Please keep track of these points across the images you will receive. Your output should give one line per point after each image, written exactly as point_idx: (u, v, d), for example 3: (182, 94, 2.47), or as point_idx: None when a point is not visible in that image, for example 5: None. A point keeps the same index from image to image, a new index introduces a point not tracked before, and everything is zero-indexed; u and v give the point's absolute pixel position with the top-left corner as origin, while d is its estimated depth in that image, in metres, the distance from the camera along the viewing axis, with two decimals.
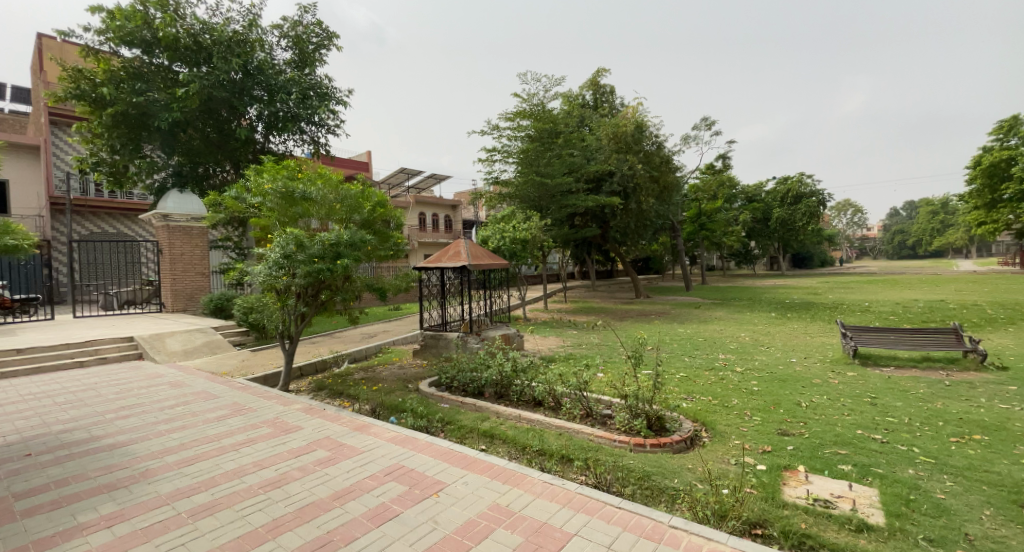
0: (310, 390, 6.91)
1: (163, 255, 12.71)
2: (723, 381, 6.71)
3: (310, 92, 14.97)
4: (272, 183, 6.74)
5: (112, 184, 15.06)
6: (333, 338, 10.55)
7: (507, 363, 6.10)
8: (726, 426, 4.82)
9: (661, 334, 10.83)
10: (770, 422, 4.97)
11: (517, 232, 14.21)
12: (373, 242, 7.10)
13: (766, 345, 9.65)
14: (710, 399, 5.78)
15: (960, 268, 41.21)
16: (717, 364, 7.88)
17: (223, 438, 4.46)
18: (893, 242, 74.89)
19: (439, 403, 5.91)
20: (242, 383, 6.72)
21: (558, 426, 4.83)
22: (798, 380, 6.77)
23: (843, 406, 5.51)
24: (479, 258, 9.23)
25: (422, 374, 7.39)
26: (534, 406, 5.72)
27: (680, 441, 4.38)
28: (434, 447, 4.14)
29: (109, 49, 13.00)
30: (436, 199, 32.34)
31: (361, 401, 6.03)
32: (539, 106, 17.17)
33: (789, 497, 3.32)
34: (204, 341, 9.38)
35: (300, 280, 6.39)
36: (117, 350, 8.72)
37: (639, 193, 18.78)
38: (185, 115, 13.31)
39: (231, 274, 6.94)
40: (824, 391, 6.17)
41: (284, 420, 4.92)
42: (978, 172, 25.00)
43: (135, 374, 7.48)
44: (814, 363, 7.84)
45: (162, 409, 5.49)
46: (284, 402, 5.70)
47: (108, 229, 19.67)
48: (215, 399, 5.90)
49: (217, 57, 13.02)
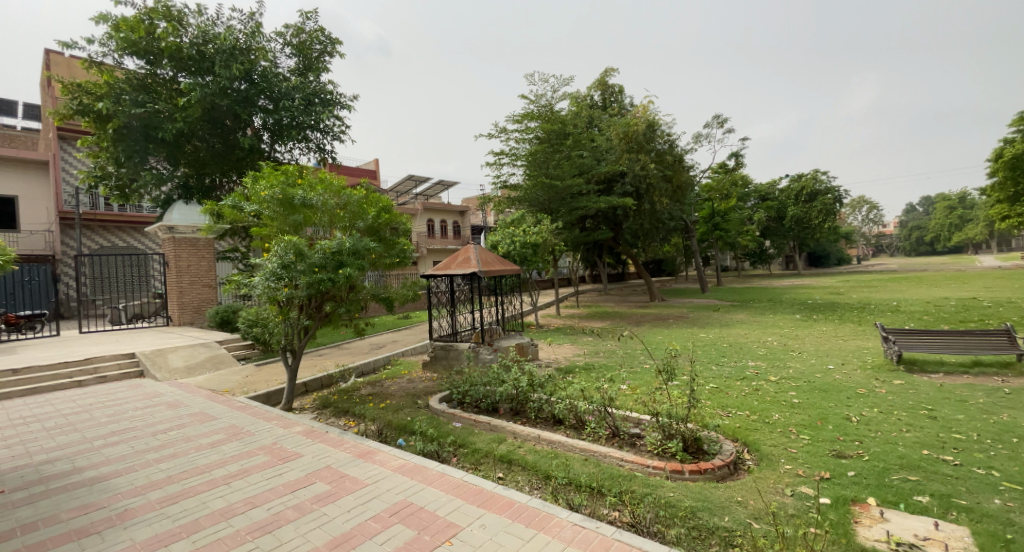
0: (314, 408, 6.50)
1: (169, 267, 12.48)
2: (758, 393, 6.15)
3: (314, 98, 14.76)
4: (270, 189, 6.40)
5: (119, 198, 14.93)
6: (340, 351, 10.16)
7: (523, 377, 5.64)
8: (772, 447, 4.31)
9: (682, 340, 10.27)
10: (821, 441, 4.44)
11: (528, 236, 13.81)
12: (378, 249, 6.70)
13: (798, 350, 9.04)
14: (748, 415, 5.25)
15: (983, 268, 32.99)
16: (748, 372, 7.33)
17: (214, 469, 4.06)
18: (911, 238, 73.06)
19: (450, 422, 5.46)
20: (242, 402, 6.32)
21: (583, 449, 4.36)
22: (841, 390, 6.18)
23: (898, 421, 4.95)
24: (490, 264, 8.78)
25: (433, 388, 6.95)
26: (553, 424, 5.24)
27: (723, 467, 3.91)
28: (447, 479, 3.67)
29: (113, 60, 12.83)
30: (443, 206, 32.16)
31: (367, 422, 5.62)
32: (547, 106, 16.79)
33: (864, 540, 2.82)
34: (206, 357, 9.04)
35: (301, 291, 5.99)
36: (117, 368, 8.39)
37: (652, 193, 18.24)
38: (189, 126, 13.12)
39: (230, 287, 6.57)
40: (873, 403, 5.60)
41: (281, 447, 4.50)
42: (1001, 166, 23.89)
43: (132, 393, 7.14)
44: (853, 370, 7.25)
45: (155, 434, 5.13)
46: (285, 423, 5.29)
47: (118, 242, 19.65)
48: (212, 421, 5.51)
49: (219, 65, 12.80)
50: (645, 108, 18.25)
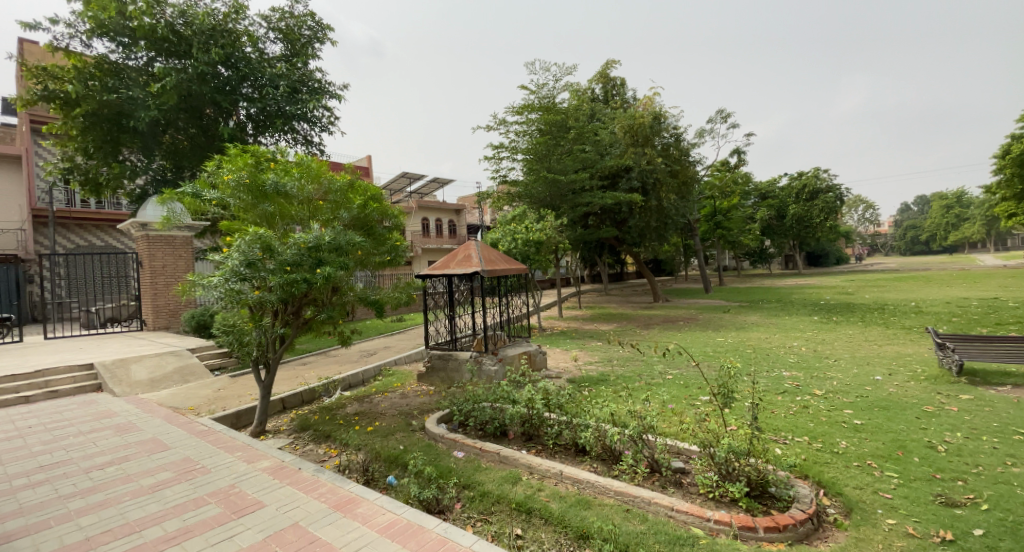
0: (292, 430, 5.58)
1: (142, 268, 11.43)
2: (810, 412, 5.31)
3: (301, 86, 13.75)
4: (235, 173, 5.47)
5: (89, 192, 13.80)
6: (327, 360, 9.21)
7: (538, 396, 4.75)
8: (856, 490, 3.49)
9: (702, 346, 9.42)
10: (915, 481, 3.63)
11: (530, 233, 12.93)
12: (366, 245, 5.77)
13: (833, 357, 8.22)
14: (809, 440, 4.42)
15: (980, 268, 31.26)
16: (788, 385, 6.46)
17: (146, 529, 3.12)
18: (905, 238, 72.84)
19: (449, 450, 4.58)
20: (206, 424, 5.38)
21: (620, 493, 3.48)
22: (906, 408, 5.35)
23: (995, 451, 4.14)
24: (493, 262, 7.87)
25: (432, 405, 6.07)
26: (576, 454, 4.35)
27: (807, 521, 3.06)
28: (451, 549, 2.75)
29: (81, 42, 11.69)
30: (439, 204, 31.21)
31: (352, 451, 4.71)
32: (549, 97, 15.85)
33: None
34: (175, 368, 8.05)
35: (270, 295, 5.07)
36: (71, 381, 7.35)
37: (659, 188, 17.44)
38: (164, 114, 12.02)
39: (190, 290, 5.61)
40: (952, 425, 4.79)
41: (240, 492, 3.56)
42: (1010, 163, 22.77)
43: (83, 412, 6.14)
44: (907, 382, 6.44)
45: (89, 470, 4.18)
46: (251, 455, 4.35)
47: (94, 241, 18.57)
48: (164, 452, 4.57)
49: (196, 48, 11.74)
50: (651, 100, 17.48)
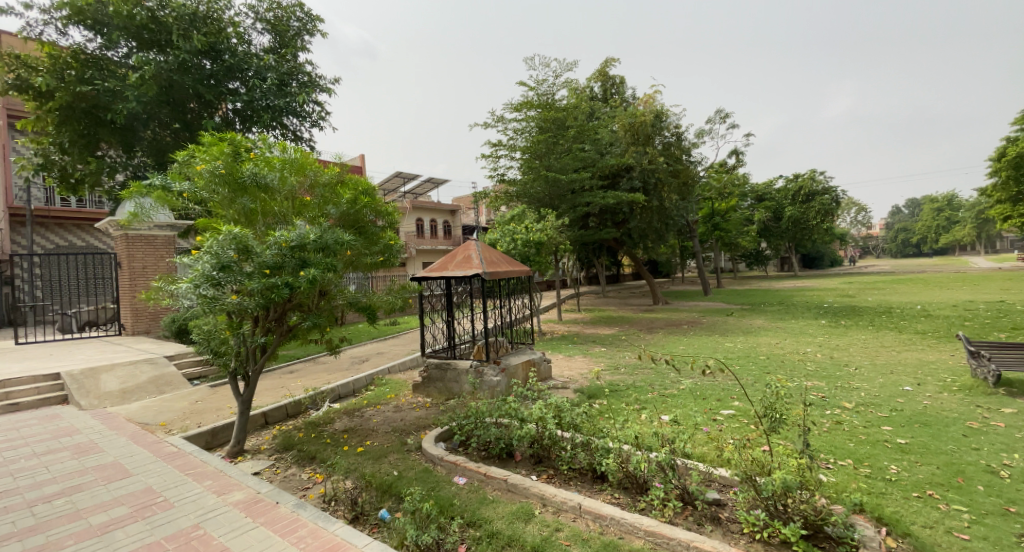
0: (274, 450, 5.01)
1: (120, 269, 10.77)
2: (845, 428, 4.84)
3: (289, 79, 13.21)
4: (210, 163, 4.96)
5: (65, 190, 13.13)
6: (317, 368, 8.64)
7: (550, 414, 4.22)
8: (925, 530, 3.00)
9: (712, 352, 8.95)
10: (988, 516, 3.15)
11: (529, 233, 12.44)
12: (355, 244, 5.21)
13: (853, 365, 7.75)
14: (853, 464, 3.93)
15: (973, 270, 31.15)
16: (813, 397, 5.99)
17: None
18: (897, 240, 73.15)
19: (448, 476, 4.04)
20: (177, 444, 4.82)
21: (652, 533, 2.97)
22: (949, 424, 4.88)
23: None
24: (494, 264, 7.36)
25: (429, 420, 5.54)
26: (593, 481, 3.83)
27: None
28: None
29: (56, 30, 11.07)
30: (433, 204, 30.68)
31: (338, 476, 4.16)
32: (547, 94, 15.34)
33: None
34: (150, 377, 7.45)
35: (249, 300, 4.52)
36: (35, 393, 6.73)
37: (660, 188, 16.99)
38: (144, 107, 11.41)
39: (160, 295, 5.06)
40: (1008, 446, 4.30)
41: (204, 536, 3.02)
42: (1005, 164, 22.50)
43: (40, 429, 5.54)
44: (940, 394, 5.98)
45: (33, 504, 3.61)
46: (223, 485, 3.81)
47: (75, 241, 17.87)
48: (122, 480, 4.01)
49: (177, 36, 11.13)
50: (652, 98, 17.07)
